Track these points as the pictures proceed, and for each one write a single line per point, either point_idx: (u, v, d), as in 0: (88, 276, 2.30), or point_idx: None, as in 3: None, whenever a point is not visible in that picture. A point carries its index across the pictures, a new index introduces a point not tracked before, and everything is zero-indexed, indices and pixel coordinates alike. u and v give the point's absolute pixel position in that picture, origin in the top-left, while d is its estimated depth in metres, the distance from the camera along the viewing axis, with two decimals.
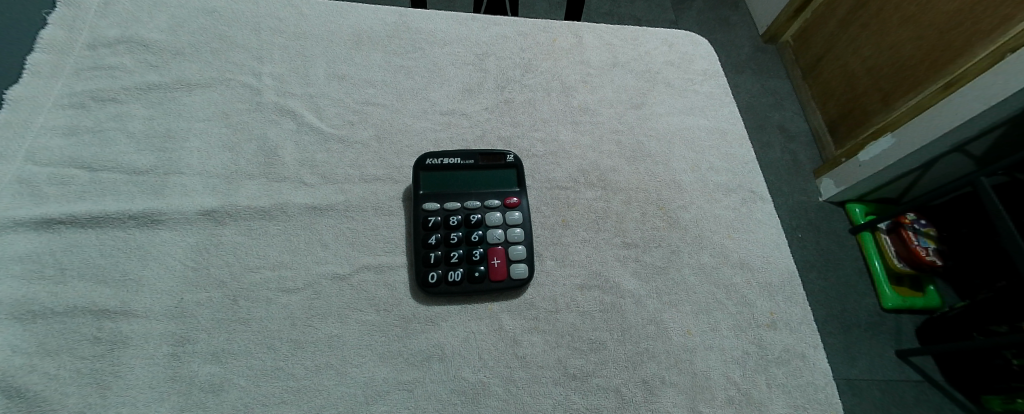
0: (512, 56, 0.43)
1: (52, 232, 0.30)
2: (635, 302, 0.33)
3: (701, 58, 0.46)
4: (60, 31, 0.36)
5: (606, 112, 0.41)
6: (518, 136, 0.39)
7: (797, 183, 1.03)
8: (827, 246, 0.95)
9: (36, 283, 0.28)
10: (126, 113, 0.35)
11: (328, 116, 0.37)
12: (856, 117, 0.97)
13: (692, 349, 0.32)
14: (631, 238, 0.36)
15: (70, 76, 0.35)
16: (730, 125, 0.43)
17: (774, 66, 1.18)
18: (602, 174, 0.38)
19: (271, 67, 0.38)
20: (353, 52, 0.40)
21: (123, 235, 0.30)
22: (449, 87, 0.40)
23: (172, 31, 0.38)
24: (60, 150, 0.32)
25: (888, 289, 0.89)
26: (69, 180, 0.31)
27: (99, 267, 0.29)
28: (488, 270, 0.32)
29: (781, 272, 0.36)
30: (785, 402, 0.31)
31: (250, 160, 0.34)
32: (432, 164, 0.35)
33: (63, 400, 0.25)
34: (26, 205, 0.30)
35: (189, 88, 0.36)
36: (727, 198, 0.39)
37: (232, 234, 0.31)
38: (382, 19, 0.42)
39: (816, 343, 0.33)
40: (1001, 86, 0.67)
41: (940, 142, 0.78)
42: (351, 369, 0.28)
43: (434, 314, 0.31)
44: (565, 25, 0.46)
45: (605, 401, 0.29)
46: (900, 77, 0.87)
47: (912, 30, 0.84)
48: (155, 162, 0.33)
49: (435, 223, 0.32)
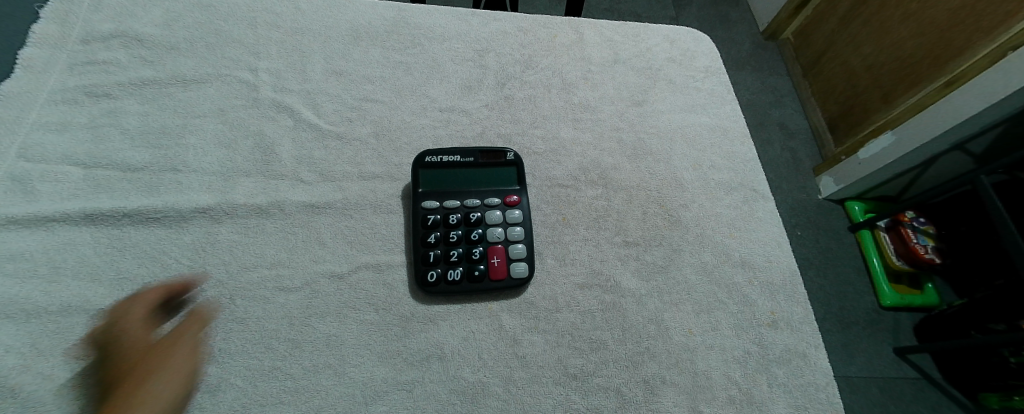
0: (513, 52, 0.42)
1: (46, 230, 0.29)
2: (637, 301, 0.33)
3: (702, 54, 0.46)
4: (54, 25, 0.36)
5: (607, 109, 0.41)
6: (518, 133, 0.38)
7: (796, 180, 1.03)
8: (825, 243, 0.96)
9: (30, 282, 0.27)
10: (121, 108, 0.34)
11: (326, 113, 0.36)
12: (856, 115, 0.97)
13: (693, 349, 0.32)
14: (632, 237, 0.35)
15: (63, 71, 0.34)
16: (732, 122, 0.43)
17: (773, 62, 1.17)
18: (603, 172, 0.38)
19: (268, 63, 0.38)
20: (352, 47, 0.39)
21: (118, 233, 0.30)
22: (449, 84, 0.40)
23: (167, 25, 0.38)
24: (54, 146, 0.32)
25: (887, 287, 0.89)
26: (63, 177, 0.31)
27: (94, 266, 0.28)
28: (488, 269, 0.31)
29: (783, 271, 0.36)
30: (787, 402, 0.31)
31: (247, 157, 0.34)
32: (432, 162, 0.34)
33: (58, 401, 0.24)
34: (19, 203, 0.30)
35: (185, 84, 0.36)
36: (728, 196, 0.38)
37: (229, 232, 0.31)
38: (381, 14, 0.42)
39: (818, 342, 0.33)
40: (1002, 83, 0.67)
41: (940, 140, 0.78)
42: (350, 368, 0.28)
43: (434, 314, 0.30)
44: (566, 21, 0.45)
45: (606, 401, 0.29)
46: (900, 76, 0.87)
47: (913, 27, 0.84)
48: (150, 159, 0.32)
49: (435, 222, 0.32)
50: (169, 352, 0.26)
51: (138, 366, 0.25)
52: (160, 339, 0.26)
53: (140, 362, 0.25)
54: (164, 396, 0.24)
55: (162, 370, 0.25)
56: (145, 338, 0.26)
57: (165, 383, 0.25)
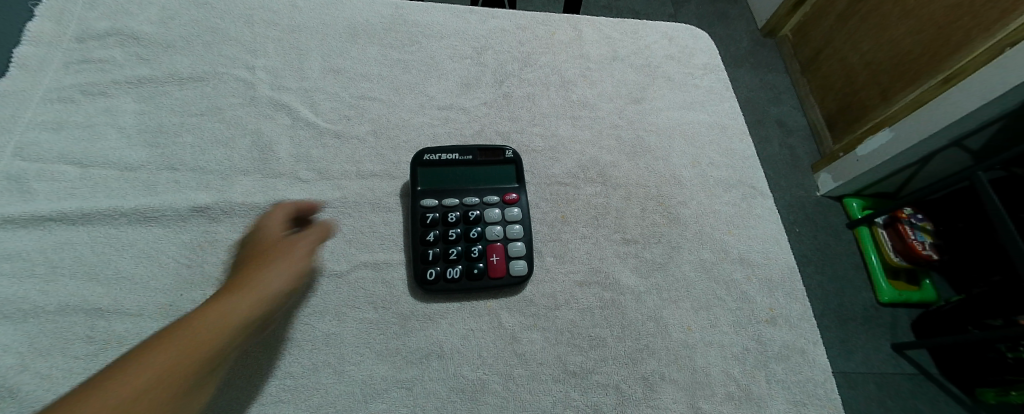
0: (511, 50, 0.42)
1: (43, 229, 0.29)
2: (636, 299, 0.33)
3: (701, 51, 0.46)
4: (48, 23, 0.36)
5: (606, 106, 0.41)
6: (516, 131, 0.38)
7: (795, 177, 1.03)
8: (824, 239, 0.96)
9: (28, 282, 0.27)
10: (118, 107, 0.34)
11: (324, 111, 0.36)
12: (855, 111, 0.97)
13: (692, 346, 0.32)
14: (632, 234, 0.35)
15: (58, 69, 0.34)
16: (730, 120, 0.43)
17: (771, 59, 1.17)
18: (602, 170, 0.38)
19: (265, 60, 0.38)
20: (349, 45, 0.39)
21: (115, 232, 0.30)
22: (447, 82, 0.40)
23: (163, 23, 0.37)
24: (50, 145, 0.32)
25: (884, 283, 0.90)
26: (59, 176, 0.31)
27: (91, 265, 0.28)
28: (488, 267, 0.31)
29: (781, 268, 0.36)
30: (785, 398, 0.31)
31: (245, 155, 0.34)
32: (430, 160, 0.34)
33: None
34: (16, 202, 0.29)
35: (182, 82, 0.35)
36: (727, 194, 0.38)
37: (228, 231, 0.31)
38: (378, 12, 0.41)
39: (816, 338, 0.33)
40: (1001, 79, 0.67)
41: (938, 137, 0.78)
42: (349, 366, 0.28)
43: (433, 312, 0.30)
44: (564, 18, 0.45)
45: (606, 398, 0.29)
46: (898, 73, 0.87)
47: (911, 24, 0.84)
48: (147, 158, 0.32)
49: (434, 220, 0.32)
50: (287, 246, 0.26)
51: (259, 255, 0.25)
52: (284, 235, 0.27)
53: (262, 251, 0.25)
54: (272, 285, 0.24)
55: (275, 261, 0.25)
56: (273, 233, 0.27)
57: (274, 273, 0.24)
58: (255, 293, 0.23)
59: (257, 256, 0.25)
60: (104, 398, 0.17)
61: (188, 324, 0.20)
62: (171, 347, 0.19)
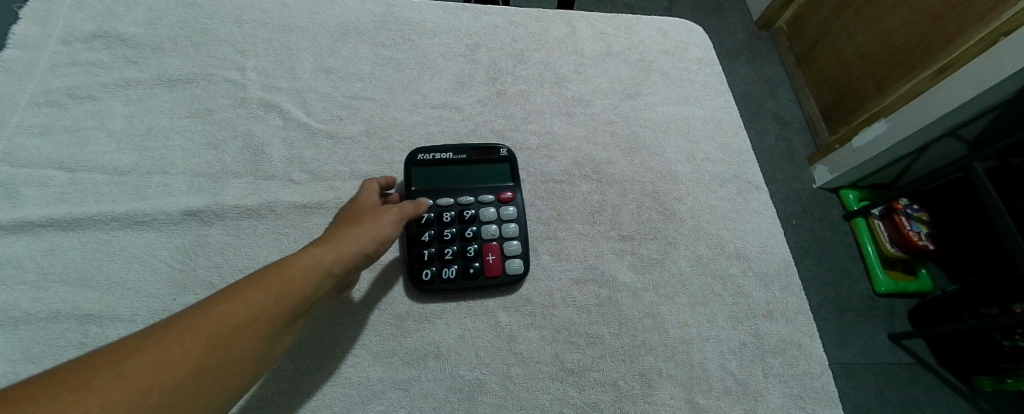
0: (504, 47, 0.42)
1: (33, 235, 0.29)
2: (632, 295, 0.33)
3: (695, 45, 0.46)
4: (33, 26, 0.35)
5: (600, 103, 0.41)
6: (511, 129, 0.38)
7: (791, 170, 1.03)
8: (820, 231, 0.96)
9: (18, 289, 0.27)
10: (106, 110, 0.33)
11: (316, 111, 0.36)
12: (850, 103, 0.97)
13: (689, 342, 0.32)
14: (628, 231, 0.35)
15: (45, 73, 0.34)
16: (726, 114, 0.42)
17: (767, 52, 1.17)
18: (597, 166, 0.38)
19: (255, 61, 0.37)
20: (341, 44, 0.39)
21: (106, 237, 0.29)
22: (440, 80, 0.39)
23: (151, 24, 0.37)
24: (38, 150, 0.31)
25: (881, 274, 0.90)
26: (48, 181, 0.30)
27: (82, 271, 0.28)
28: (484, 266, 0.31)
29: (777, 262, 0.36)
30: (783, 391, 0.31)
31: (236, 157, 0.33)
32: (424, 159, 0.34)
33: None
34: (4, 209, 0.29)
35: (171, 84, 0.35)
36: (722, 188, 0.38)
37: (220, 234, 0.30)
38: (370, 10, 0.41)
39: (813, 332, 0.33)
40: (996, 68, 0.67)
41: (933, 127, 0.78)
42: (346, 368, 0.28)
43: (429, 312, 0.30)
44: (557, 14, 0.45)
45: (604, 395, 0.29)
46: (893, 63, 0.87)
47: (906, 14, 0.83)
48: (137, 162, 0.32)
49: (429, 220, 0.32)
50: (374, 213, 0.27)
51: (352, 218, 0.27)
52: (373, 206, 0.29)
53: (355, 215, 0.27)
54: (358, 243, 0.25)
55: (364, 223, 0.26)
56: (363, 204, 0.29)
57: (358, 235, 0.25)
58: (341, 250, 0.24)
59: (347, 220, 0.27)
60: (203, 323, 0.18)
61: (280, 270, 0.21)
62: (265, 288, 0.20)
